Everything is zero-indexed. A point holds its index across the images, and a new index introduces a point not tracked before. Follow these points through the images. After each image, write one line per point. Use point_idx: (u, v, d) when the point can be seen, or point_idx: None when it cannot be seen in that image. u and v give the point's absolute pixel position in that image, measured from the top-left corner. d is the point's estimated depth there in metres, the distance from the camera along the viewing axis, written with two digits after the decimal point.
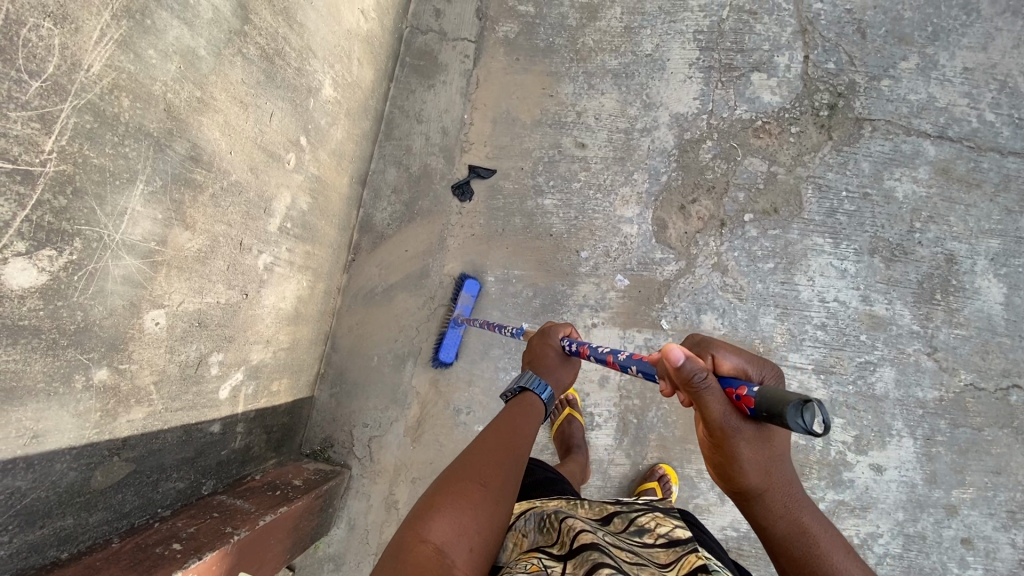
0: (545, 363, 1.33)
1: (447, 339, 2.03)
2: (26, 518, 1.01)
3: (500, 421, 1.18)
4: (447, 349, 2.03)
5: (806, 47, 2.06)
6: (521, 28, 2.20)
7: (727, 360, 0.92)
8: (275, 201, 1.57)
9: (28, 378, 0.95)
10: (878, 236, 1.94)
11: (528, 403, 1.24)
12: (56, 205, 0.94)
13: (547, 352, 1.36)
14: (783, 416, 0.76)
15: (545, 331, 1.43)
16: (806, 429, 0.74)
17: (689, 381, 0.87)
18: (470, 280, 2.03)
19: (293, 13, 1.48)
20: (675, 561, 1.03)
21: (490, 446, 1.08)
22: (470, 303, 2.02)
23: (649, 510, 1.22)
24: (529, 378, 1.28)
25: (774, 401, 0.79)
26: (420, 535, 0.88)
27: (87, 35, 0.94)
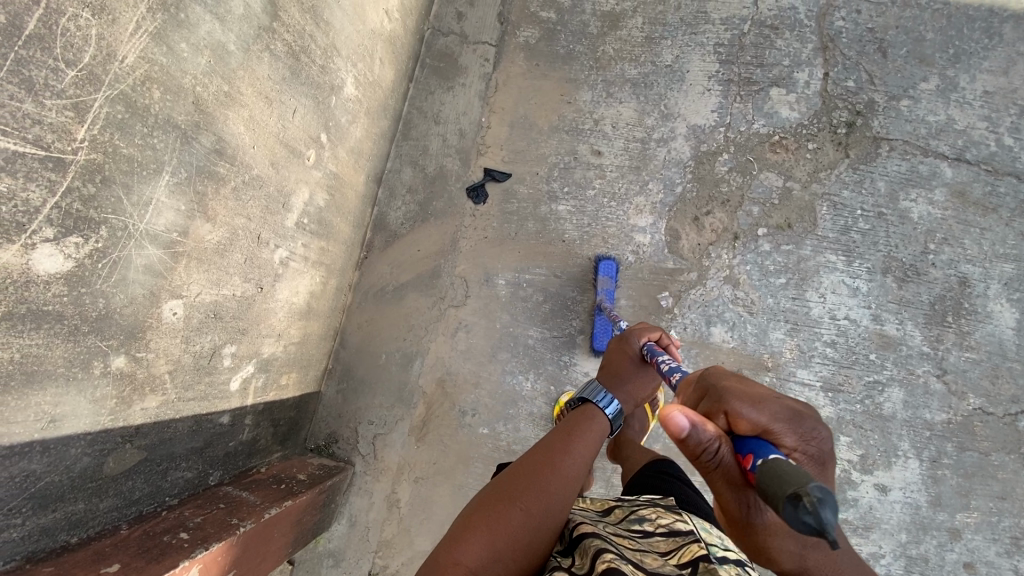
0: (621, 374, 1.39)
1: (597, 329, 1.96)
2: (39, 501, 1.02)
3: (550, 440, 1.21)
4: (601, 338, 1.96)
5: (826, 64, 2.06)
6: (542, 34, 2.21)
7: (746, 423, 0.84)
8: (293, 196, 1.58)
9: (49, 362, 0.96)
10: (891, 255, 1.94)
11: (591, 417, 1.27)
12: (85, 192, 0.95)
13: (624, 361, 1.42)
14: (781, 510, 0.60)
15: (625, 337, 1.48)
16: (809, 529, 0.56)
17: (698, 454, 0.86)
18: (609, 262, 1.99)
19: (321, 11, 1.50)
20: (675, 550, 0.99)
21: (534, 470, 1.10)
22: (612, 285, 1.96)
23: (650, 506, 1.20)
24: (597, 391, 1.32)
25: (776, 486, 0.63)
26: (453, 559, 0.94)
27: (123, 26, 0.95)
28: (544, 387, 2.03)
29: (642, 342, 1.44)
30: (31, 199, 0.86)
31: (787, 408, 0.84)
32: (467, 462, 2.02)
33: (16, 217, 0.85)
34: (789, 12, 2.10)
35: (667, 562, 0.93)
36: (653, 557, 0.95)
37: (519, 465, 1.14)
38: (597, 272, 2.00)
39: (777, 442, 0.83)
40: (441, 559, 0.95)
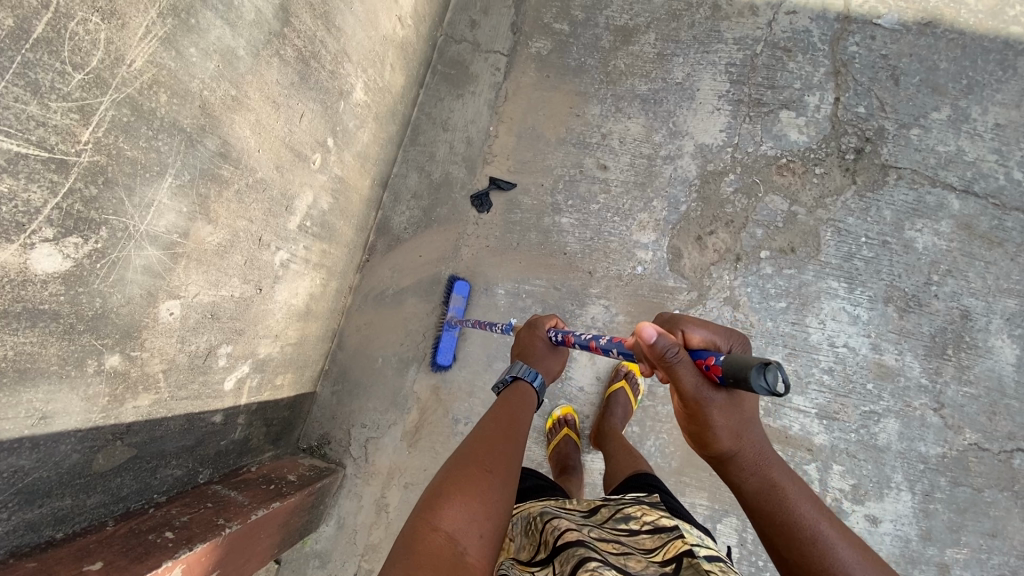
0: (535, 352, 1.47)
1: (443, 344, 2.05)
2: (27, 496, 1.02)
3: (499, 412, 1.31)
4: (445, 354, 2.05)
5: (837, 89, 2.05)
6: (554, 45, 2.22)
7: (697, 334, 1.00)
8: (297, 199, 1.58)
9: (43, 360, 0.97)
10: (893, 285, 1.93)
11: (522, 392, 1.38)
12: (86, 193, 0.95)
13: (535, 343, 1.49)
14: (748, 379, 0.82)
15: (531, 324, 1.56)
16: (770, 389, 0.79)
17: (663, 356, 0.94)
18: (460, 282, 2.07)
19: (333, 17, 1.51)
20: (660, 547, 1.05)
21: (491, 440, 1.19)
22: (462, 304, 2.06)
23: (634, 503, 1.25)
24: (522, 369, 1.42)
25: (739, 365, 0.84)
26: (433, 525, 0.98)
27: (133, 31, 0.95)
28: None
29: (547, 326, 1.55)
30: (32, 200, 0.87)
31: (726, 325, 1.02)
32: None
33: (16, 217, 0.86)
34: (803, 35, 2.09)
35: (651, 561, 0.99)
36: (637, 559, 0.99)
37: (475, 436, 1.21)
38: (450, 292, 2.09)
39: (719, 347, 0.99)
40: (421, 525, 0.98)
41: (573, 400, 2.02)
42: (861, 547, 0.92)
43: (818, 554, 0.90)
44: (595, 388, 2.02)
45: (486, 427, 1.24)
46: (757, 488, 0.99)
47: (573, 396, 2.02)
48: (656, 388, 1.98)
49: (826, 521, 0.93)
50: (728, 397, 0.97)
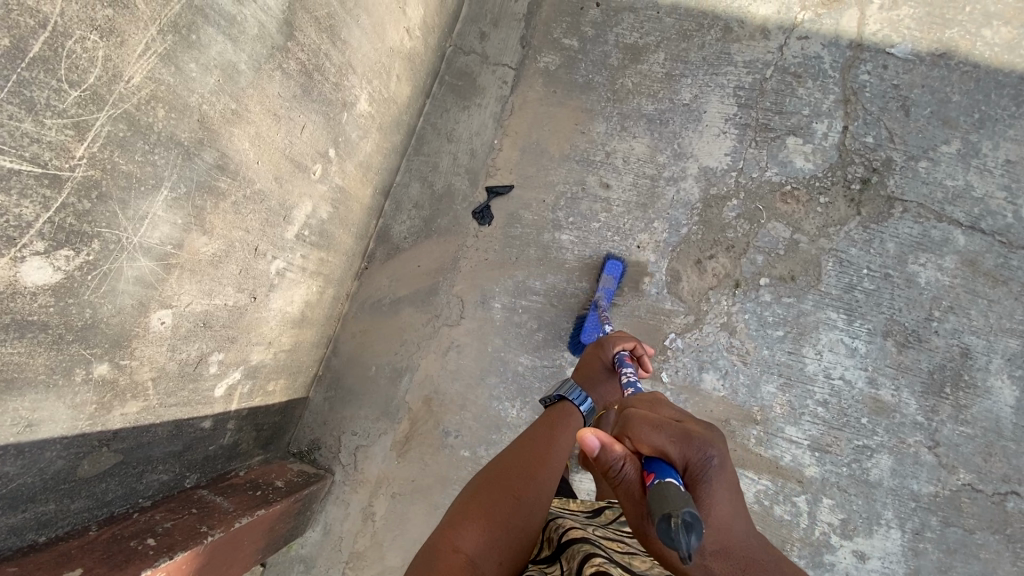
0: (590, 377, 1.49)
1: (589, 323, 1.94)
2: (10, 502, 1.03)
3: (536, 432, 1.30)
4: (591, 334, 1.92)
5: (846, 117, 2.03)
6: (562, 61, 2.21)
7: (648, 444, 0.92)
8: (296, 209, 1.59)
9: (30, 370, 0.98)
10: (893, 319, 1.90)
11: (567, 414, 1.34)
12: (79, 208, 0.96)
13: (595, 366, 1.52)
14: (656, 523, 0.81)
15: (602, 342, 1.54)
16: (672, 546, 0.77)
17: (607, 471, 0.93)
18: (614, 261, 2.00)
19: (338, 30, 1.51)
20: None
21: (522, 464, 1.17)
22: (612, 285, 1.97)
23: None
24: (573, 390, 1.39)
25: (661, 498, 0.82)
26: (452, 546, 0.98)
27: (132, 48, 0.96)
28: (529, 416, 2.03)
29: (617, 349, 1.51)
30: (24, 215, 0.88)
31: (679, 428, 0.92)
32: (445, 483, 2.02)
33: (7, 231, 0.87)
34: (814, 61, 2.08)
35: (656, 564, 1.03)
36: (642, 559, 1.04)
37: (506, 458, 1.21)
38: (602, 271, 2.01)
39: (673, 459, 0.91)
40: (441, 545, 0.98)
41: None
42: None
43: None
44: None
45: (521, 449, 1.23)
46: None
47: None
48: None
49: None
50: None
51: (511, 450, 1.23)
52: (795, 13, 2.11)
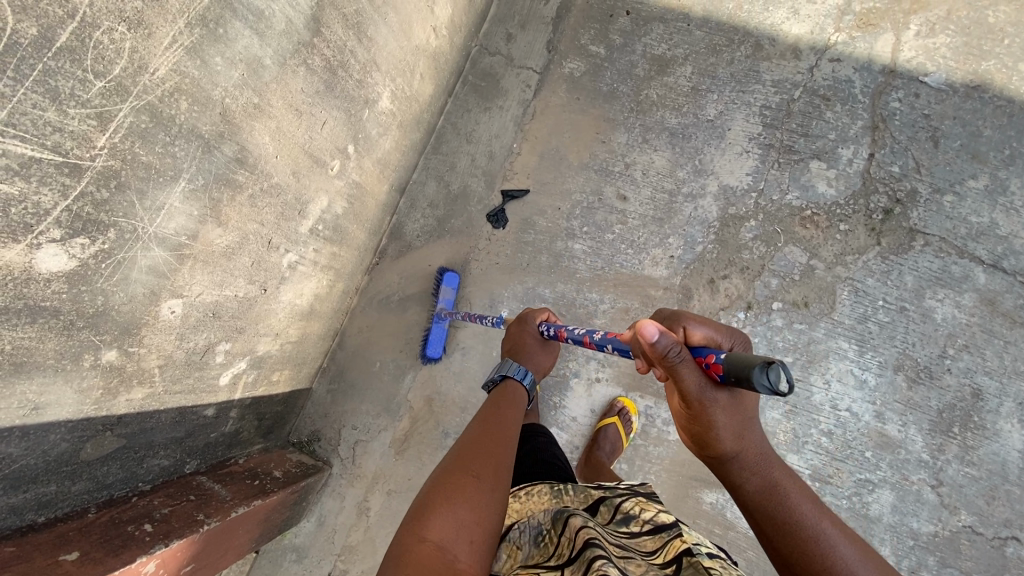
0: (526, 349, 1.59)
1: (433, 336, 2.05)
2: (12, 482, 1.04)
3: (486, 416, 1.35)
4: (434, 346, 2.05)
5: (873, 144, 2.00)
6: (588, 68, 2.19)
7: (699, 332, 1.10)
8: (311, 204, 1.59)
9: (39, 354, 0.99)
10: (906, 353, 1.88)
11: (511, 391, 1.48)
12: (97, 197, 0.96)
13: (527, 339, 1.61)
14: (751, 377, 0.88)
15: (522, 319, 1.66)
16: (771, 388, 0.85)
17: (665, 355, 1.03)
18: (449, 273, 2.07)
19: (365, 27, 1.50)
20: (661, 547, 1.10)
21: (478, 446, 1.20)
22: (452, 295, 2.06)
23: (632, 496, 1.29)
24: (513, 367, 1.53)
25: (743, 366, 0.90)
26: (420, 537, 0.96)
27: (159, 40, 0.96)
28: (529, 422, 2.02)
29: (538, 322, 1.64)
30: (42, 202, 0.88)
31: (726, 324, 1.12)
32: None
33: (24, 219, 0.87)
34: (845, 85, 2.05)
35: (654, 564, 1.03)
36: (638, 562, 1.01)
37: (461, 445, 1.22)
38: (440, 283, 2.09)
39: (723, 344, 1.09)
40: (408, 539, 0.96)
41: (564, 429, 1.99)
42: (864, 550, 0.98)
43: (823, 552, 0.96)
44: (588, 420, 1.98)
45: (474, 434, 1.26)
46: (757, 488, 1.05)
47: (566, 425, 1.99)
48: (650, 429, 1.95)
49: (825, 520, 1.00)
50: (732, 395, 1.05)
51: (465, 438, 1.25)
52: (829, 34, 2.07)
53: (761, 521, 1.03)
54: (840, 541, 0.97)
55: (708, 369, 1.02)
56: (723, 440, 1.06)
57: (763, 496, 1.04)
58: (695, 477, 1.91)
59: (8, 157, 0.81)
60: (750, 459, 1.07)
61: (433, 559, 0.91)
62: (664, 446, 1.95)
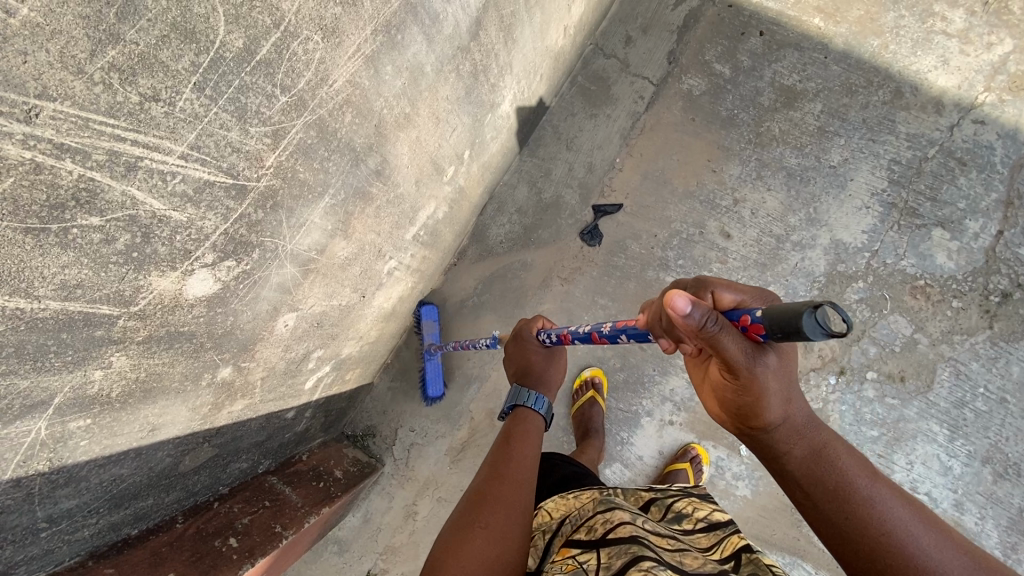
0: (533, 368, 1.34)
1: (429, 374, 1.96)
2: (116, 501, 0.97)
3: (495, 457, 1.13)
4: (434, 383, 1.97)
5: (1003, 221, 1.87)
6: (708, 87, 2.03)
7: (729, 296, 0.85)
8: (421, 211, 1.48)
9: (167, 379, 0.90)
10: (997, 446, 1.80)
11: (523, 419, 1.25)
12: (253, 218, 0.86)
13: (531, 357, 1.36)
14: (799, 329, 0.66)
15: (518, 333, 1.40)
16: (829, 330, 0.63)
17: (702, 327, 0.77)
18: (427, 306, 1.98)
19: (514, 30, 1.36)
20: (717, 544, 0.99)
21: (486, 495, 1.00)
22: (435, 328, 1.96)
23: (682, 495, 1.18)
24: (526, 394, 1.29)
25: (783, 320, 0.69)
26: None
27: (345, 49, 0.83)
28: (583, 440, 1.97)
29: (535, 332, 1.37)
30: (205, 227, 0.77)
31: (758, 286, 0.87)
32: None
33: (185, 245, 0.76)
34: (984, 151, 1.90)
35: (709, 559, 0.93)
36: (694, 556, 0.93)
37: (469, 497, 1.02)
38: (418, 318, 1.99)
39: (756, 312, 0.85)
40: None
41: (628, 467, 1.94)
42: (915, 508, 0.82)
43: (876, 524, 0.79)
44: (655, 462, 1.93)
45: (482, 480, 1.06)
46: (805, 453, 0.87)
47: (630, 463, 1.94)
48: (718, 480, 1.89)
49: (877, 480, 0.84)
50: (780, 357, 0.83)
51: (472, 488, 1.05)
52: (977, 92, 1.91)
53: (810, 489, 0.85)
54: (886, 498, 0.81)
55: (747, 332, 0.79)
56: (769, 408, 0.85)
57: (810, 463, 0.86)
58: (759, 538, 1.84)
59: (186, 182, 0.69)
60: (794, 420, 0.88)
61: None
62: (730, 499, 1.89)
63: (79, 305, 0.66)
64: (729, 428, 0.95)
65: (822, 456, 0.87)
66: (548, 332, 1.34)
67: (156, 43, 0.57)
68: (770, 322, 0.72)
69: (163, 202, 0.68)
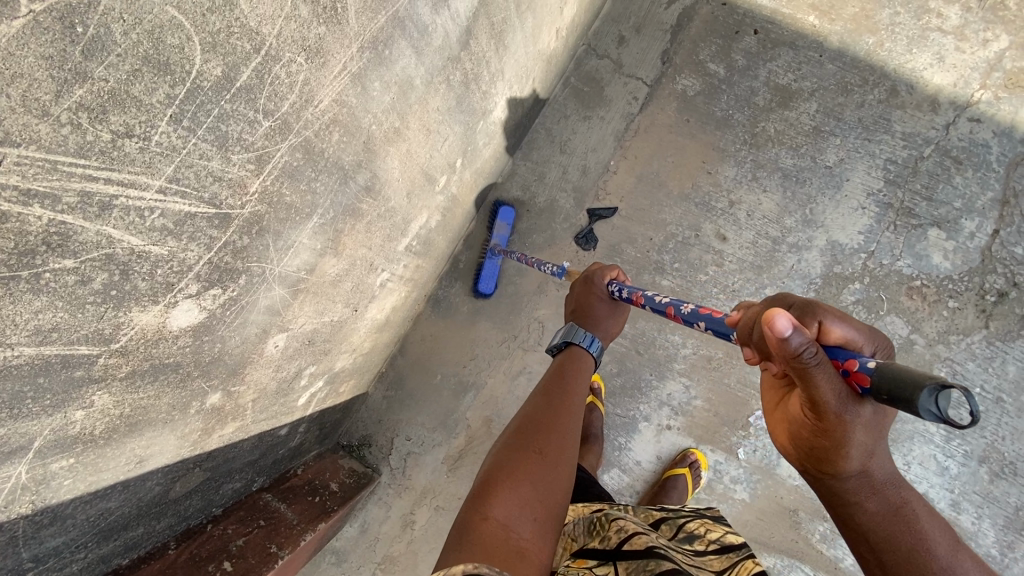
0: (596, 314, 1.23)
1: (485, 271, 1.97)
2: (105, 534, 0.95)
3: (549, 385, 1.09)
4: (487, 281, 1.98)
5: (999, 220, 1.87)
6: (703, 87, 2.00)
7: (840, 330, 0.77)
8: (413, 222, 1.45)
9: (154, 411, 0.87)
10: (993, 446, 1.81)
11: (577, 358, 1.16)
12: (238, 245, 0.83)
13: (592, 302, 1.25)
14: (910, 399, 0.64)
15: (587, 276, 1.30)
16: (941, 417, 0.60)
17: (797, 358, 0.71)
18: (506, 207, 1.97)
19: (505, 36, 1.33)
20: (730, 568, 0.95)
21: (543, 422, 0.97)
22: (507, 231, 1.96)
23: (696, 517, 1.17)
24: (581, 334, 1.20)
25: (900, 385, 0.66)
26: (482, 513, 0.79)
27: (330, 69, 0.80)
28: None
29: (607, 283, 1.26)
30: (188, 259, 0.74)
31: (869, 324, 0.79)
32: None
33: (167, 278, 0.73)
34: (980, 149, 1.89)
35: None
36: None
37: (520, 421, 0.99)
38: (494, 216, 1.98)
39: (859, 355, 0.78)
40: (471, 515, 0.79)
41: (626, 471, 1.93)
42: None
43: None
44: (653, 466, 1.92)
45: (538, 406, 1.02)
46: (880, 511, 0.83)
47: (628, 468, 1.93)
48: (716, 484, 1.89)
49: (951, 549, 0.80)
50: (873, 406, 0.77)
51: (525, 411, 1.02)
52: (973, 89, 1.89)
53: (879, 547, 0.82)
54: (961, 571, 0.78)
55: (846, 377, 0.75)
56: (849, 458, 0.80)
57: (886, 521, 0.83)
58: (756, 540, 1.84)
59: (165, 216, 0.66)
60: (873, 475, 0.83)
61: (501, 545, 0.74)
62: (728, 503, 1.88)
63: (56, 349, 0.63)
64: (791, 457, 0.89)
65: (899, 516, 0.83)
66: (622, 285, 1.24)
67: (127, 79, 0.54)
68: (879, 382, 0.69)
69: (142, 238, 0.65)
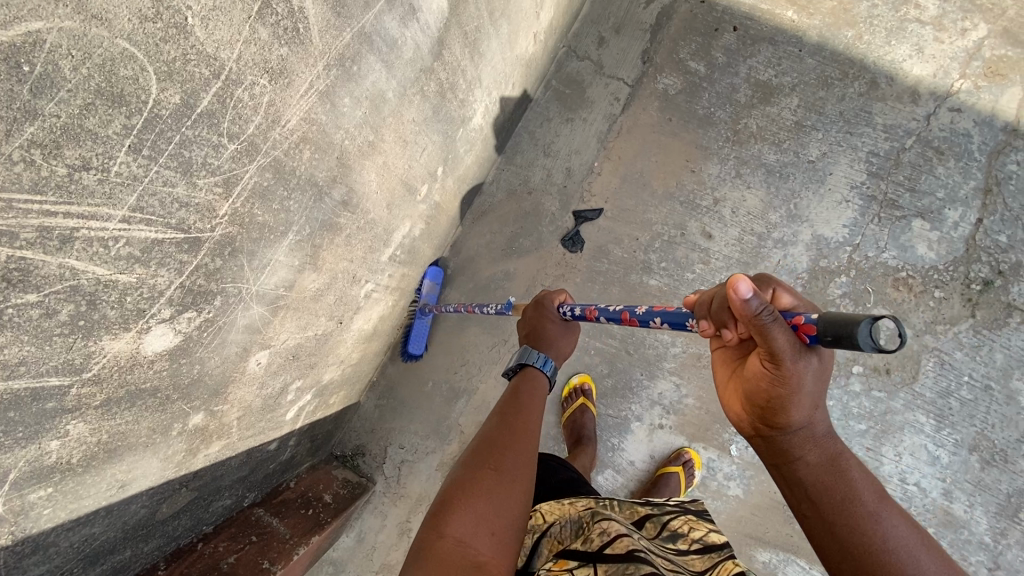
0: (548, 335, 1.24)
1: (415, 332, 1.97)
2: (91, 558, 0.95)
3: (504, 405, 1.09)
4: (416, 342, 1.98)
5: (983, 209, 1.87)
6: (684, 85, 2.00)
7: (788, 297, 0.80)
8: (396, 232, 1.45)
9: (134, 435, 0.87)
10: (983, 433, 1.82)
11: (532, 378, 1.16)
12: (211, 267, 0.82)
13: (545, 325, 1.27)
14: (852, 337, 0.64)
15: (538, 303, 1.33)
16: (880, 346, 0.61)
17: (757, 319, 0.71)
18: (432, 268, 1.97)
19: (480, 44, 1.33)
20: (710, 569, 0.95)
21: (498, 440, 0.98)
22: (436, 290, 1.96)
23: (681, 514, 1.16)
24: (535, 355, 1.20)
25: (836, 325, 0.66)
26: (438, 533, 0.81)
27: (295, 88, 0.80)
28: None
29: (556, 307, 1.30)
30: (158, 284, 0.74)
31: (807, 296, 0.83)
32: None
33: (138, 304, 0.72)
34: (961, 138, 1.90)
35: None
36: None
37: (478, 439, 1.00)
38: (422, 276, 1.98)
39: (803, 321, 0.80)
40: (428, 537, 0.81)
41: (620, 471, 1.94)
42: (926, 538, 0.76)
43: (880, 547, 0.74)
44: (646, 466, 1.92)
45: (494, 425, 1.03)
46: (820, 461, 0.81)
47: (622, 468, 1.94)
48: (709, 481, 1.89)
49: (885, 503, 0.78)
50: (822, 360, 0.76)
51: (482, 432, 1.02)
52: (953, 79, 1.90)
53: (816, 497, 0.79)
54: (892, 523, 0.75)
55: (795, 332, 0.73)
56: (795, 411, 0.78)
57: (824, 471, 0.80)
58: (750, 535, 1.85)
59: (131, 245, 0.66)
60: (816, 428, 0.81)
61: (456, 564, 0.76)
62: (722, 500, 1.89)
63: (26, 382, 0.63)
64: (742, 426, 0.86)
65: (836, 467, 0.80)
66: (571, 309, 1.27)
67: (80, 113, 0.54)
68: (822, 327, 0.68)
69: (108, 267, 0.65)
